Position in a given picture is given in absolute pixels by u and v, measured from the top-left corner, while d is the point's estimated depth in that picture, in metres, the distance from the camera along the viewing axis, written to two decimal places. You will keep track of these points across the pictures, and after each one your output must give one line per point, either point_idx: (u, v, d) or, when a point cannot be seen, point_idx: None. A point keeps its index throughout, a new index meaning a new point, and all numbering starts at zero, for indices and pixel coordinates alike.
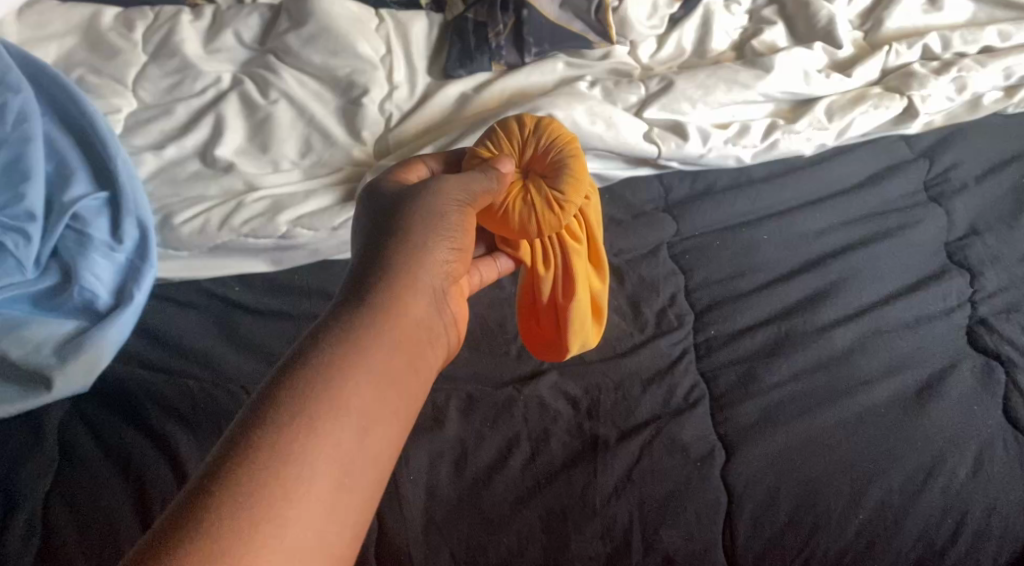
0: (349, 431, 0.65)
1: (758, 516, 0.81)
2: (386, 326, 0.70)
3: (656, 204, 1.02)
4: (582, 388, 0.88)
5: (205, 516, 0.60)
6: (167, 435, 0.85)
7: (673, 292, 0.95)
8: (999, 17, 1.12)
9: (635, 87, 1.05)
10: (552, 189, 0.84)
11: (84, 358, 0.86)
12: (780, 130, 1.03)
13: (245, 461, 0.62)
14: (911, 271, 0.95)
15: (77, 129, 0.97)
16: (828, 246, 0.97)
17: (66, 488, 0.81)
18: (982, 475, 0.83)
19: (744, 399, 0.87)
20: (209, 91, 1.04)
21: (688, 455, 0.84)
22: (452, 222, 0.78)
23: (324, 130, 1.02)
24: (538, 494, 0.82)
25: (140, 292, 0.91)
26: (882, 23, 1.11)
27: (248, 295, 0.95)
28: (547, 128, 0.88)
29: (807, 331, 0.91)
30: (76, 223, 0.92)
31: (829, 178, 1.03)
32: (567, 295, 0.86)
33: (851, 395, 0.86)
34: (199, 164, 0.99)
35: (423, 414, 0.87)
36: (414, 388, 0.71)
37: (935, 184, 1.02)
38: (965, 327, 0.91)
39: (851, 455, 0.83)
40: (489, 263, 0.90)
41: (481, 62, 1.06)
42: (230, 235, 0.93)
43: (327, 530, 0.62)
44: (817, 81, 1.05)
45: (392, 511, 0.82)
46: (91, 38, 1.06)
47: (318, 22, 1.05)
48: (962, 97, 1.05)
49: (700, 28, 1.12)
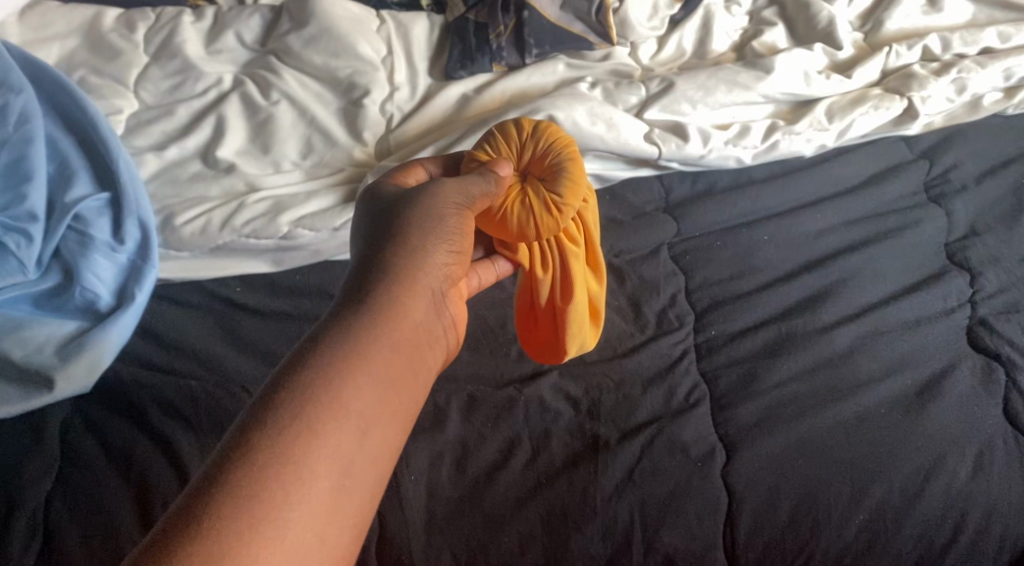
0: (349, 433, 0.65)
1: (758, 516, 0.81)
2: (385, 328, 0.71)
3: (656, 205, 1.03)
4: (583, 389, 0.88)
5: (205, 518, 0.60)
6: (169, 435, 0.85)
7: (674, 292, 0.95)
8: (998, 18, 1.12)
9: (636, 88, 1.05)
10: (550, 193, 0.85)
11: (85, 359, 0.86)
12: (781, 131, 1.03)
13: (245, 463, 0.62)
14: (911, 272, 0.95)
15: (79, 130, 0.97)
16: (828, 247, 0.98)
17: (67, 488, 0.82)
18: (983, 475, 0.83)
19: (745, 399, 0.87)
20: (210, 92, 1.04)
21: (689, 455, 0.84)
22: (451, 224, 0.78)
23: (325, 130, 1.02)
24: (539, 494, 0.83)
25: (141, 292, 0.91)
26: (881, 24, 1.11)
27: (249, 296, 0.95)
28: (545, 131, 0.88)
29: (808, 331, 0.91)
30: (77, 224, 0.92)
31: (829, 178, 1.03)
32: (565, 298, 0.86)
33: (851, 395, 0.87)
34: (200, 164, 1.00)
35: (424, 414, 0.87)
36: (414, 390, 0.71)
37: (935, 185, 1.02)
38: (966, 327, 0.91)
39: (851, 456, 0.84)
40: (487, 266, 0.90)
41: (481, 63, 1.06)
42: (232, 235, 0.94)
43: (327, 531, 0.63)
44: (817, 82, 1.05)
45: (393, 511, 0.82)
46: (93, 38, 1.06)
47: (319, 24, 1.06)
48: (962, 98, 1.05)
49: (701, 29, 1.12)
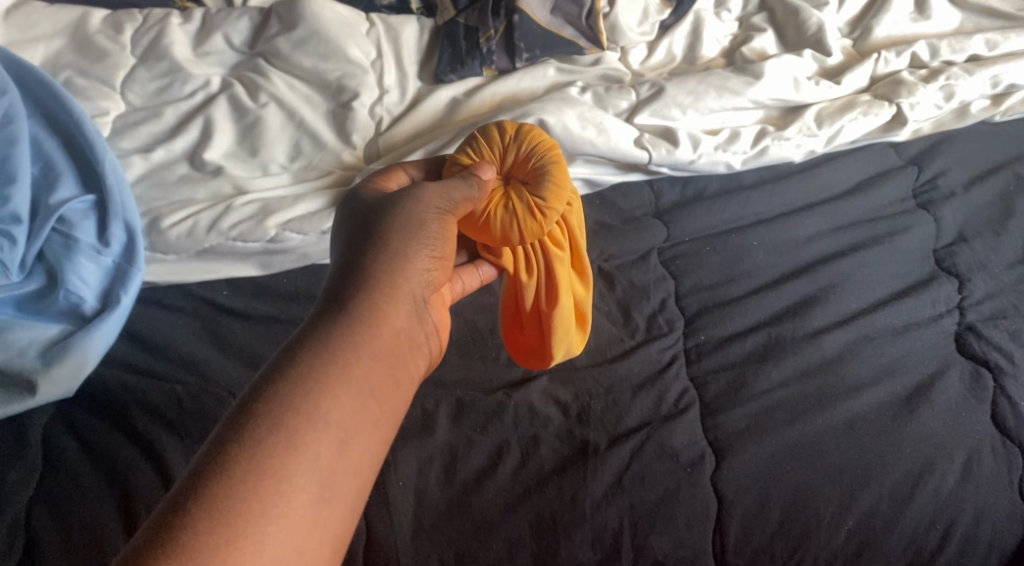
0: (328, 444, 0.65)
1: (747, 521, 0.81)
2: (365, 336, 0.70)
3: (646, 209, 1.02)
4: (573, 394, 0.88)
5: (181, 531, 0.59)
6: (153, 440, 0.84)
7: (664, 297, 0.95)
8: (985, 26, 1.13)
9: (626, 93, 1.05)
10: (533, 197, 0.85)
11: (69, 364, 0.85)
12: (770, 136, 1.03)
13: (222, 476, 0.61)
14: (900, 277, 0.95)
15: (63, 131, 0.96)
16: (817, 252, 0.98)
17: (49, 493, 0.81)
18: (971, 481, 0.83)
19: (734, 404, 0.87)
20: (198, 94, 1.03)
21: (678, 461, 0.84)
22: (433, 230, 0.78)
23: (314, 133, 1.01)
24: (528, 500, 0.82)
25: (127, 295, 0.90)
26: (871, 30, 1.11)
27: (235, 300, 0.94)
28: (528, 134, 0.88)
29: (797, 337, 0.91)
30: (62, 226, 0.91)
31: (819, 184, 1.03)
32: (551, 302, 0.87)
33: (840, 402, 0.87)
34: (188, 166, 0.99)
35: (412, 420, 0.86)
36: (395, 398, 0.70)
37: (923, 192, 1.02)
38: (954, 333, 0.91)
39: (842, 463, 0.83)
40: (470, 271, 0.89)
41: (472, 67, 1.06)
42: (219, 239, 0.93)
43: (305, 544, 0.62)
44: (806, 88, 1.05)
45: (381, 516, 0.81)
46: (79, 38, 1.05)
47: (309, 26, 1.05)
48: (950, 105, 1.05)
49: (690, 34, 1.12)
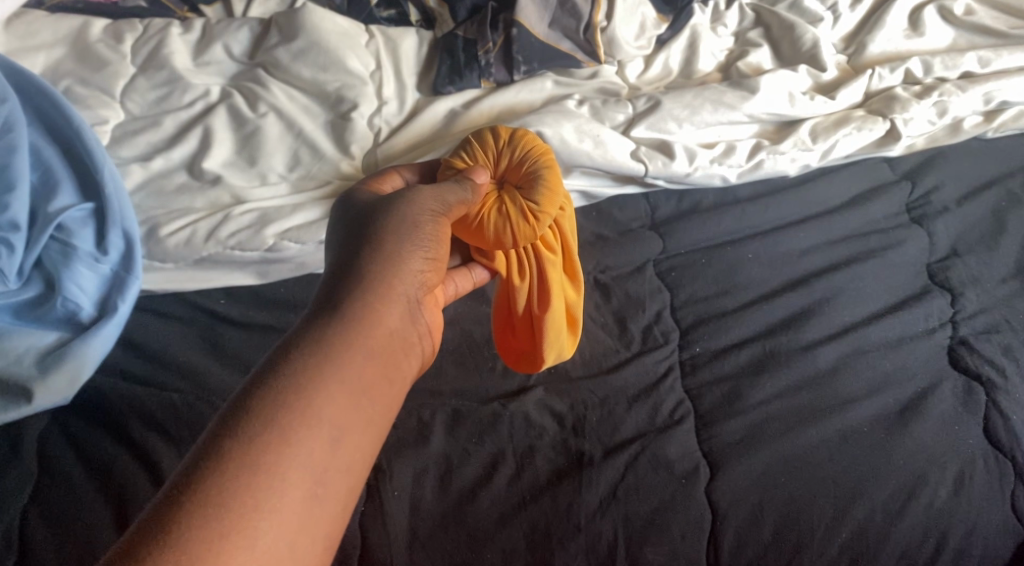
0: (321, 441, 0.65)
1: (740, 534, 0.82)
2: (359, 335, 0.70)
3: (642, 222, 1.03)
4: (568, 404, 0.88)
5: (175, 525, 0.60)
6: (149, 449, 0.84)
7: (659, 309, 0.95)
8: (978, 43, 1.14)
9: (623, 106, 1.06)
10: (527, 201, 0.87)
11: (66, 371, 0.85)
12: (765, 150, 1.04)
13: (217, 472, 0.62)
14: (894, 291, 0.96)
15: (63, 139, 0.96)
16: (811, 266, 0.98)
17: (44, 499, 0.81)
18: (962, 494, 0.84)
19: (730, 416, 0.87)
20: (197, 103, 1.04)
21: (673, 472, 0.84)
22: (427, 231, 0.79)
23: (312, 143, 1.02)
24: (523, 510, 0.82)
25: (124, 303, 0.90)
26: (865, 46, 1.13)
27: (233, 308, 0.95)
28: (522, 140, 0.90)
29: (792, 349, 0.91)
30: (61, 233, 0.91)
31: (813, 198, 1.04)
32: (542, 306, 0.88)
33: (833, 414, 0.87)
34: (187, 175, 0.99)
35: (409, 429, 0.87)
36: (388, 397, 0.71)
37: (917, 207, 1.03)
38: (947, 346, 0.92)
39: (833, 474, 0.84)
40: (464, 274, 0.90)
41: (470, 79, 1.07)
42: (217, 247, 0.93)
43: (298, 541, 0.62)
44: (802, 103, 1.06)
45: (377, 526, 0.82)
46: (79, 47, 1.05)
47: (309, 37, 1.05)
48: (943, 121, 1.06)
49: (687, 48, 1.13)
